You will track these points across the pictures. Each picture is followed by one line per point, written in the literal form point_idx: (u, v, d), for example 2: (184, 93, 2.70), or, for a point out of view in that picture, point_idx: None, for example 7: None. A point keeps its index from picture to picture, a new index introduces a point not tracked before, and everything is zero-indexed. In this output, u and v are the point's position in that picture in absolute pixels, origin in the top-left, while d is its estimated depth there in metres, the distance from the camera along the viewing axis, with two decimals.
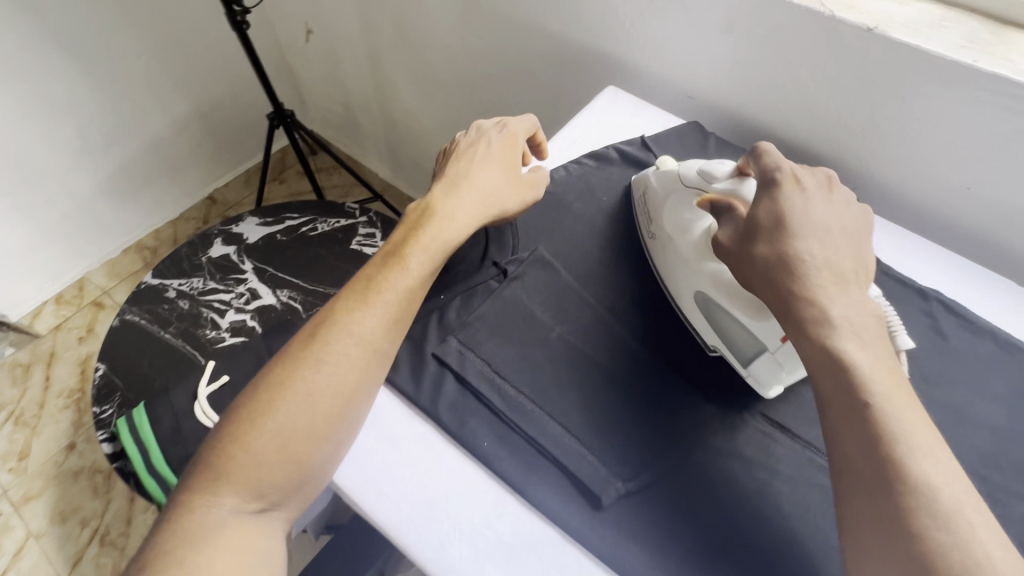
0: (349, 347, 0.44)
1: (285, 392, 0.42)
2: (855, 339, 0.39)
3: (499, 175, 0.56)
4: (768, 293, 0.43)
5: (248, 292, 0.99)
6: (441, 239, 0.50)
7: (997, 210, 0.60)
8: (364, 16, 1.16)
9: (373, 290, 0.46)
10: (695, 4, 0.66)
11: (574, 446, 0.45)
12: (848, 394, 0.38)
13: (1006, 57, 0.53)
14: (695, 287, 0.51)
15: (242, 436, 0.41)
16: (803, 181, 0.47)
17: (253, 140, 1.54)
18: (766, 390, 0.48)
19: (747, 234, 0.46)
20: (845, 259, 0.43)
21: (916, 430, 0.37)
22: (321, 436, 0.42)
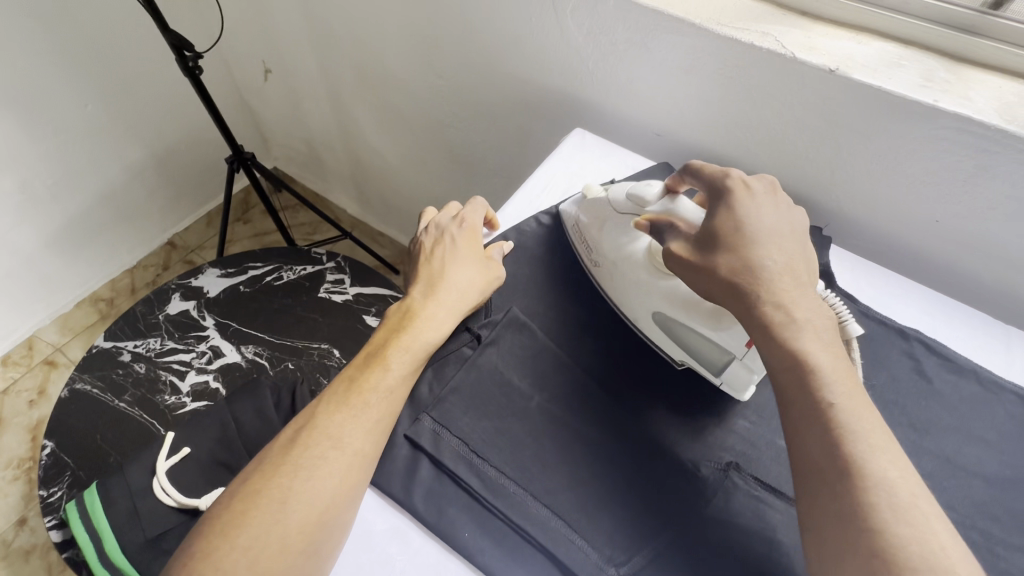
0: (328, 456, 0.41)
1: (256, 512, 0.38)
2: (816, 339, 0.40)
3: (476, 260, 0.55)
4: (733, 300, 0.44)
5: (210, 350, 0.94)
6: (422, 337, 0.49)
7: (967, 245, 0.60)
8: (323, 56, 1.13)
9: (354, 392, 0.44)
10: (657, 46, 0.65)
11: (562, 530, 0.43)
12: (811, 397, 0.38)
13: (966, 96, 0.53)
14: (652, 308, 0.53)
15: (211, 553, 0.37)
16: (753, 186, 0.48)
17: (213, 181, 1.49)
18: (743, 395, 0.50)
19: (707, 244, 0.46)
20: (800, 258, 0.45)
21: (875, 430, 0.36)
22: (297, 553, 0.38)
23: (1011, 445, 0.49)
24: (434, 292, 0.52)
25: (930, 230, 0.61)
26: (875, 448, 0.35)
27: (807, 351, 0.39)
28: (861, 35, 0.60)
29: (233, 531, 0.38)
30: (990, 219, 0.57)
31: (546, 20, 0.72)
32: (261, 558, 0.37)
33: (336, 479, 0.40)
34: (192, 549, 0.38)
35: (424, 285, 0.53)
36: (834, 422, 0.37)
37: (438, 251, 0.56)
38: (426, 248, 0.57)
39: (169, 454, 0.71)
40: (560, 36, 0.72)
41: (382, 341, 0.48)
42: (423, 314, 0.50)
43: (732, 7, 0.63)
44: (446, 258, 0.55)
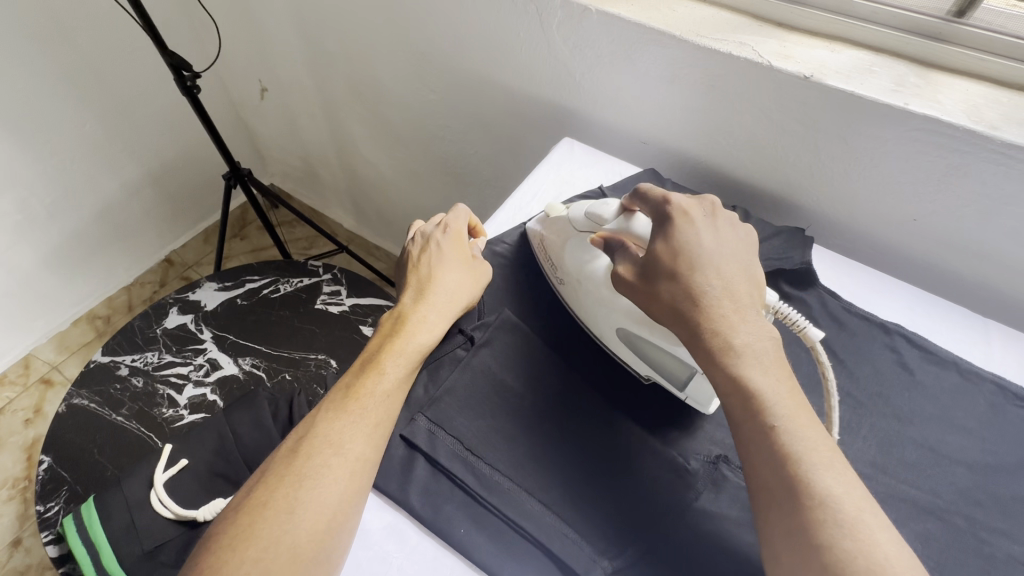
0: (330, 461, 0.42)
1: (262, 524, 0.39)
2: (756, 364, 0.41)
3: (465, 263, 0.57)
4: (676, 322, 0.45)
5: (207, 362, 0.95)
6: (416, 344, 0.50)
7: (945, 241, 0.62)
8: (318, 73, 1.16)
9: (351, 399, 0.45)
10: (640, 57, 0.68)
11: (555, 524, 0.44)
12: (758, 418, 0.39)
13: (935, 99, 0.56)
14: (615, 323, 0.53)
15: (220, 567, 0.37)
16: (691, 212, 0.48)
17: (209, 197, 1.51)
18: (705, 407, 0.50)
19: (649, 266, 0.47)
20: (742, 284, 0.45)
21: (819, 444, 0.38)
22: (305, 561, 0.39)
23: (992, 434, 0.50)
24: (425, 298, 0.53)
25: (908, 229, 0.63)
26: (819, 463, 0.36)
27: (746, 375, 0.40)
28: (834, 44, 0.62)
29: (241, 545, 0.38)
30: (964, 217, 0.59)
31: (534, 35, 0.75)
32: (271, 568, 0.38)
33: (340, 484, 0.41)
34: (201, 565, 0.38)
35: (414, 292, 0.54)
36: (777, 440, 0.38)
37: (425, 257, 0.57)
38: (413, 256, 0.58)
39: (167, 465, 0.71)
40: (546, 50, 0.75)
41: (376, 348, 0.49)
42: (416, 318, 0.51)
43: (711, 19, 0.65)
44: (435, 264, 0.56)
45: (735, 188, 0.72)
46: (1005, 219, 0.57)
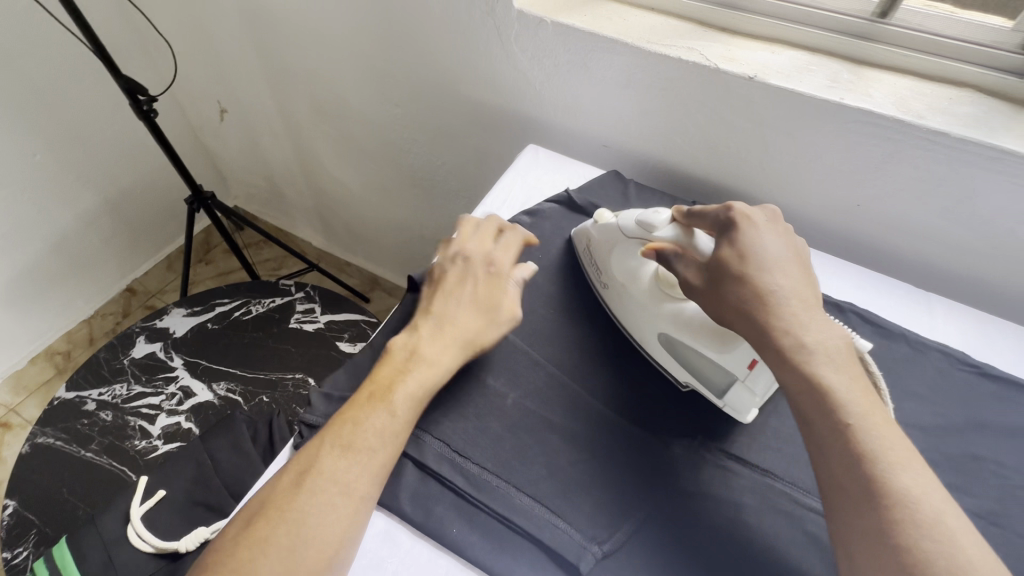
0: (337, 503, 0.41)
1: (263, 561, 0.38)
2: (828, 361, 0.42)
3: (493, 306, 0.52)
4: (745, 322, 0.46)
5: (180, 391, 0.92)
6: (429, 381, 0.47)
7: (888, 222, 0.66)
8: (279, 91, 1.16)
9: (359, 436, 0.43)
10: (596, 64, 0.71)
11: (545, 516, 0.45)
12: (833, 416, 0.40)
13: (867, 93, 0.61)
14: (658, 329, 0.53)
15: None
16: (755, 218, 0.50)
17: (170, 223, 1.47)
18: (744, 416, 0.50)
19: (715, 271, 0.48)
20: (805, 287, 0.46)
21: (895, 443, 0.39)
22: None
23: (941, 400, 0.54)
24: (442, 329, 0.50)
25: (854, 213, 0.68)
26: (897, 463, 0.37)
27: (818, 372, 0.41)
28: (774, 46, 0.67)
29: None
30: (903, 199, 0.63)
31: (494, 46, 0.78)
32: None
33: (345, 526, 0.41)
34: None
35: (434, 325, 0.50)
36: (853, 442, 0.38)
37: (449, 279, 0.53)
38: (439, 276, 0.53)
39: (144, 498, 0.70)
40: (506, 62, 0.78)
41: (387, 380, 0.46)
42: (429, 354, 0.48)
43: (658, 26, 0.69)
44: (456, 291, 0.52)
45: (692, 183, 0.76)
46: (936, 199, 0.62)
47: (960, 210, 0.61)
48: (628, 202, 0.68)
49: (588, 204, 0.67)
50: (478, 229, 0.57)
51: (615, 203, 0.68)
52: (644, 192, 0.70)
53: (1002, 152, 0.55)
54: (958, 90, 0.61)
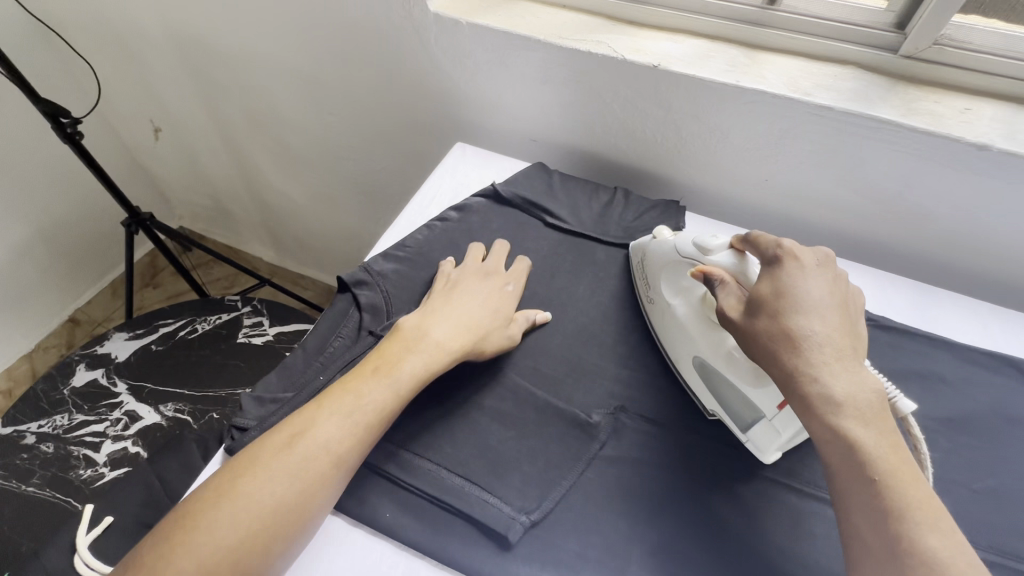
0: (323, 471, 0.43)
1: (243, 508, 0.40)
2: (857, 416, 0.40)
3: (501, 316, 0.56)
4: (772, 363, 0.43)
5: (125, 416, 0.90)
6: (426, 365, 0.49)
7: (793, 194, 0.71)
8: (213, 107, 1.15)
9: (355, 405, 0.46)
10: (514, 62, 0.74)
11: (475, 493, 0.47)
12: (857, 470, 0.39)
13: (761, 75, 0.65)
14: (692, 351, 0.52)
15: (190, 535, 0.39)
16: (803, 258, 0.47)
17: (112, 248, 1.43)
18: (767, 456, 0.48)
19: (748, 307, 0.46)
20: (844, 335, 0.43)
21: (923, 504, 0.37)
22: (271, 550, 0.40)
23: None
24: (451, 321, 0.53)
25: (762, 187, 0.72)
26: (923, 523, 0.36)
27: (844, 424, 0.39)
28: (677, 36, 0.71)
29: (220, 520, 0.40)
30: (802, 172, 0.68)
31: (416, 49, 0.79)
32: (245, 557, 0.39)
33: (327, 493, 0.43)
34: (174, 527, 0.40)
35: (446, 320, 0.53)
36: (880, 498, 0.37)
37: (467, 289, 0.57)
38: (459, 284, 0.58)
39: (89, 527, 0.69)
40: (431, 64, 0.80)
41: (390, 358, 0.49)
42: (434, 342, 0.51)
43: (570, 23, 0.73)
44: (472, 296, 0.56)
45: (617, 169, 0.80)
46: (832, 169, 0.67)
47: (852, 178, 0.66)
48: (552, 193, 0.71)
49: (513, 196, 0.69)
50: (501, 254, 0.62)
51: (539, 194, 0.70)
52: (567, 181, 0.73)
53: (880, 123, 0.60)
54: (842, 68, 0.66)
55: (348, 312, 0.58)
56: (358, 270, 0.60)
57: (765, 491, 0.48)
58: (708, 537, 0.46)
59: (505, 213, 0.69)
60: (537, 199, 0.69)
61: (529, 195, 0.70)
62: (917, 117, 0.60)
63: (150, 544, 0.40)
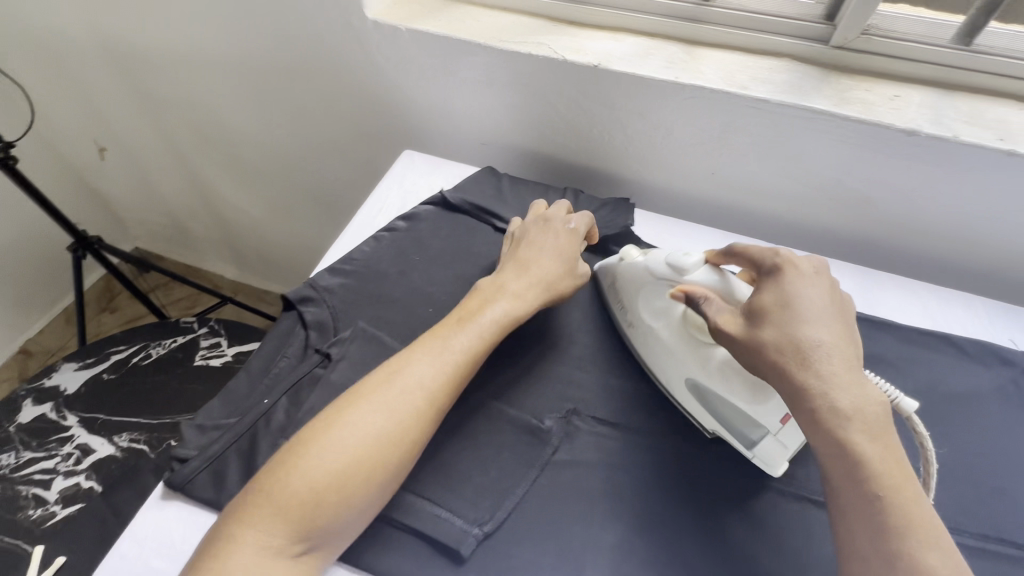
0: (419, 409, 0.44)
1: (347, 438, 0.42)
2: (863, 429, 0.39)
3: (569, 260, 0.57)
4: (781, 378, 0.42)
5: (77, 449, 0.86)
6: (503, 314, 0.51)
7: (739, 186, 0.72)
8: (158, 124, 1.11)
9: (443, 348, 0.47)
10: (457, 66, 0.73)
11: (427, 508, 0.45)
12: (858, 483, 0.38)
13: (699, 71, 0.66)
14: (683, 372, 0.51)
15: (298, 462, 0.41)
16: (802, 265, 0.46)
17: (62, 275, 1.38)
18: (775, 469, 0.47)
19: (751, 318, 0.45)
20: (848, 345, 0.43)
21: (922, 519, 0.37)
22: (373, 480, 0.41)
23: None
24: (523, 271, 0.55)
25: (709, 181, 0.73)
26: (923, 539, 0.37)
27: (852, 440, 0.39)
28: (617, 34, 0.71)
29: (328, 446, 0.41)
30: (746, 164, 0.69)
31: (358, 56, 0.78)
32: (351, 483, 0.41)
33: (423, 430, 0.44)
34: (280, 457, 0.42)
35: (522, 271, 0.55)
36: (880, 512, 0.37)
37: (533, 237, 0.58)
38: (523, 235, 0.59)
39: (43, 569, 0.71)
40: (374, 71, 0.79)
41: (472, 308, 0.51)
42: (511, 290, 0.53)
43: (511, 25, 0.72)
44: (539, 245, 0.57)
45: (568, 169, 0.80)
46: (774, 160, 0.68)
47: (793, 167, 0.67)
48: (501, 198, 0.70)
49: (461, 203, 0.69)
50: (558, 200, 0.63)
51: (487, 200, 0.70)
52: (517, 184, 0.73)
53: (814, 113, 0.61)
54: (777, 61, 0.67)
55: (294, 331, 0.57)
56: (304, 287, 0.59)
57: (718, 485, 0.48)
58: (660, 536, 0.46)
59: (455, 221, 0.68)
60: (485, 205, 0.69)
61: (477, 201, 0.69)
62: (849, 106, 0.61)
63: (261, 475, 0.42)
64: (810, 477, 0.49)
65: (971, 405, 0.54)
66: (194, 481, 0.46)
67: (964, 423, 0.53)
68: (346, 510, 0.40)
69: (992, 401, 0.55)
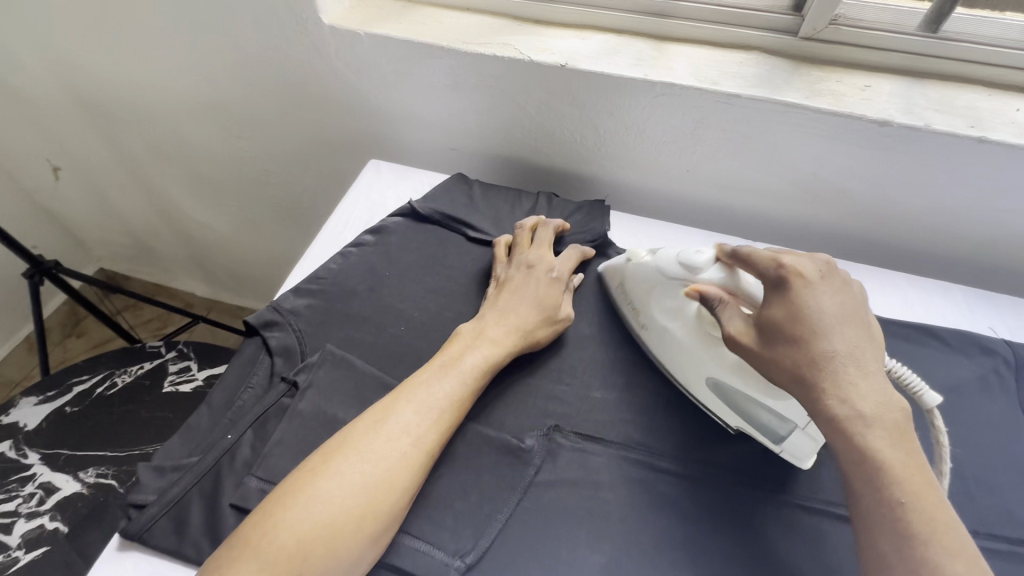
0: (407, 453, 0.42)
1: (336, 485, 0.40)
2: (884, 435, 0.38)
3: (549, 307, 0.55)
4: (800, 389, 0.41)
5: (40, 489, 0.81)
6: (484, 360, 0.50)
7: (716, 183, 0.71)
8: (113, 140, 1.06)
9: (429, 391, 0.46)
10: (419, 70, 0.70)
11: (405, 541, 0.43)
12: (882, 492, 0.37)
13: (668, 67, 0.64)
14: (704, 374, 0.50)
15: (285, 512, 0.38)
16: (808, 273, 0.43)
17: (21, 302, 1.32)
18: (804, 461, 0.47)
19: (765, 335, 0.43)
20: (865, 349, 0.41)
21: (948, 526, 0.36)
22: (364, 531, 0.39)
23: None
24: (504, 318, 0.53)
25: (685, 178, 0.72)
26: (952, 547, 0.35)
27: (873, 447, 0.37)
28: (584, 32, 0.69)
29: (317, 495, 0.39)
30: (721, 160, 0.68)
31: (316, 63, 0.75)
32: (342, 534, 0.38)
33: (414, 476, 0.42)
34: (265, 508, 0.39)
35: (501, 318, 0.53)
36: (905, 519, 0.36)
37: (516, 282, 0.57)
38: (506, 278, 0.57)
39: None
40: (335, 79, 0.76)
41: (455, 353, 0.50)
42: (490, 337, 0.51)
43: (475, 26, 0.70)
44: (521, 289, 0.56)
45: (542, 172, 0.78)
46: (750, 155, 0.66)
47: (768, 162, 0.66)
48: (472, 207, 0.68)
49: (431, 213, 0.66)
50: (544, 237, 0.62)
51: (459, 208, 0.68)
52: (488, 192, 0.71)
53: (785, 106, 0.60)
54: (746, 54, 0.66)
55: (258, 358, 0.54)
56: (267, 311, 0.56)
57: (708, 498, 0.47)
58: (651, 555, 0.43)
59: (425, 232, 0.65)
60: (457, 214, 0.66)
61: (448, 210, 0.67)
62: (822, 98, 0.60)
63: (242, 530, 0.38)
64: (800, 482, 0.47)
65: (956, 396, 0.54)
66: (152, 530, 0.44)
67: (949, 416, 0.53)
68: (335, 563, 0.38)
69: (977, 391, 0.54)
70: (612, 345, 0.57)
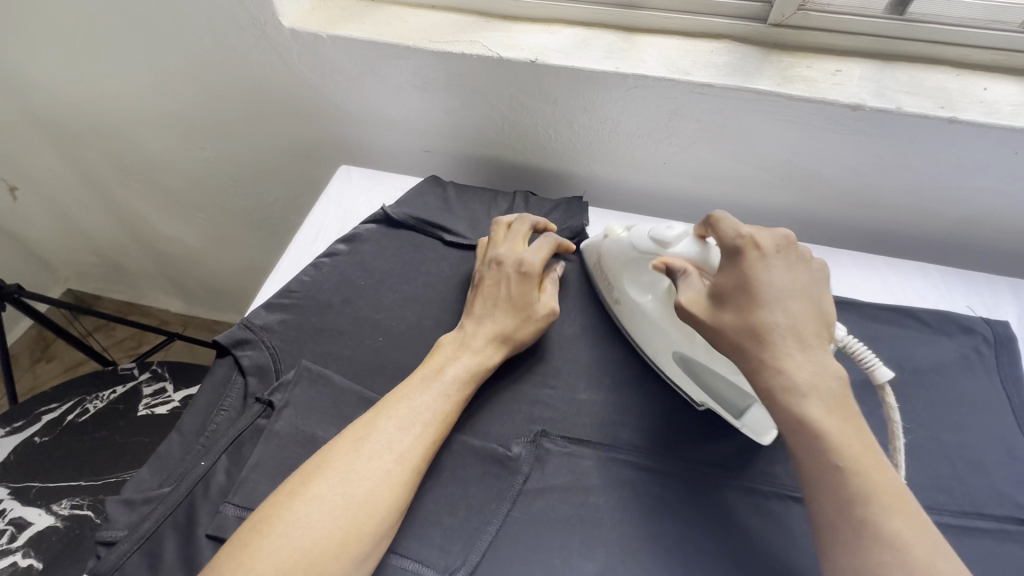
0: (391, 471, 0.41)
1: (316, 512, 0.38)
2: (820, 402, 0.38)
3: (526, 304, 0.53)
4: (741, 359, 0.42)
5: (11, 525, 0.77)
6: (466, 367, 0.48)
7: (692, 173, 0.70)
8: (71, 156, 1.02)
9: (411, 405, 0.44)
10: (386, 71, 0.68)
11: (393, 560, 0.42)
12: (822, 461, 0.37)
13: (639, 58, 0.63)
14: (672, 346, 0.51)
15: (260, 542, 0.36)
16: (765, 246, 0.44)
17: None
18: (764, 437, 0.48)
19: (712, 301, 0.43)
20: (809, 320, 0.42)
21: (888, 487, 0.36)
22: (345, 557, 0.37)
23: None
24: (482, 323, 0.52)
25: (662, 170, 0.71)
26: (890, 506, 0.35)
27: (810, 415, 0.38)
28: (553, 26, 0.68)
29: (296, 521, 0.37)
30: (696, 150, 0.67)
31: (280, 68, 0.72)
32: (323, 562, 0.36)
33: (400, 495, 0.40)
34: (239, 540, 0.37)
35: (479, 325, 0.52)
36: (846, 485, 0.36)
37: (489, 282, 0.55)
38: (479, 279, 0.56)
39: None
40: (300, 83, 0.73)
41: (437, 364, 0.48)
42: (471, 346, 0.50)
43: (441, 24, 0.68)
44: (495, 291, 0.54)
45: (517, 170, 0.76)
46: (726, 143, 0.65)
47: (743, 150, 0.66)
48: (448, 209, 0.67)
49: (406, 218, 0.64)
50: (517, 231, 0.59)
51: (434, 211, 0.66)
52: (463, 194, 0.69)
53: (759, 94, 0.59)
54: (717, 43, 0.65)
55: (230, 379, 0.52)
56: (237, 329, 0.53)
57: (700, 495, 0.46)
58: (645, 558, 0.42)
59: (400, 237, 0.63)
60: (431, 217, 0.65)
61: (422, 213, 0.65)
62: (793, 84, 0.59)
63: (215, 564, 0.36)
64: (789, 473, 0.47)
65: (937, 376, 0.54)
66: (123, 568, 0.41)
67: (931, 396, 0.53)
68: None
69: (956, 370, 0.54)
70: (595, 344, 0.56)
